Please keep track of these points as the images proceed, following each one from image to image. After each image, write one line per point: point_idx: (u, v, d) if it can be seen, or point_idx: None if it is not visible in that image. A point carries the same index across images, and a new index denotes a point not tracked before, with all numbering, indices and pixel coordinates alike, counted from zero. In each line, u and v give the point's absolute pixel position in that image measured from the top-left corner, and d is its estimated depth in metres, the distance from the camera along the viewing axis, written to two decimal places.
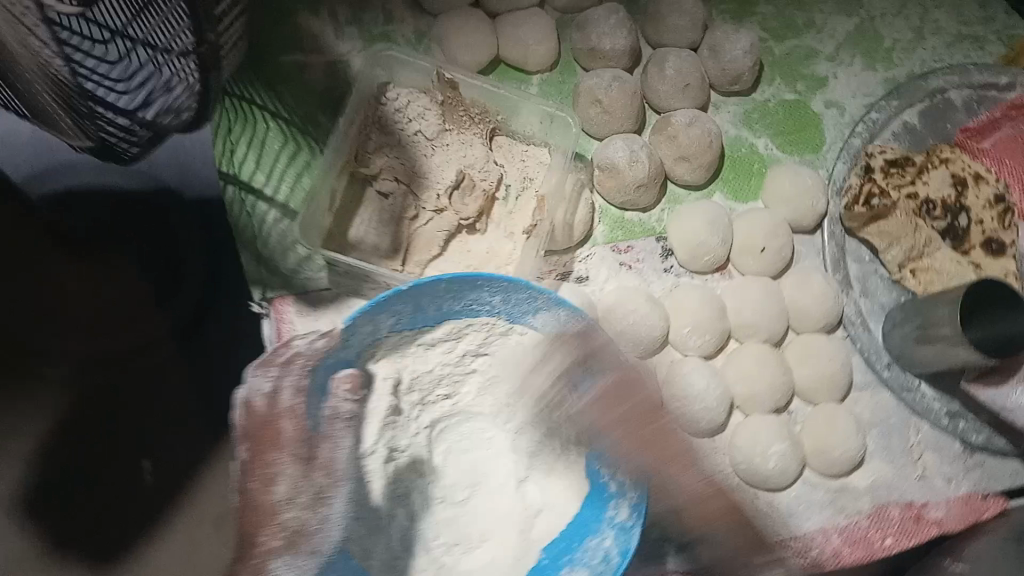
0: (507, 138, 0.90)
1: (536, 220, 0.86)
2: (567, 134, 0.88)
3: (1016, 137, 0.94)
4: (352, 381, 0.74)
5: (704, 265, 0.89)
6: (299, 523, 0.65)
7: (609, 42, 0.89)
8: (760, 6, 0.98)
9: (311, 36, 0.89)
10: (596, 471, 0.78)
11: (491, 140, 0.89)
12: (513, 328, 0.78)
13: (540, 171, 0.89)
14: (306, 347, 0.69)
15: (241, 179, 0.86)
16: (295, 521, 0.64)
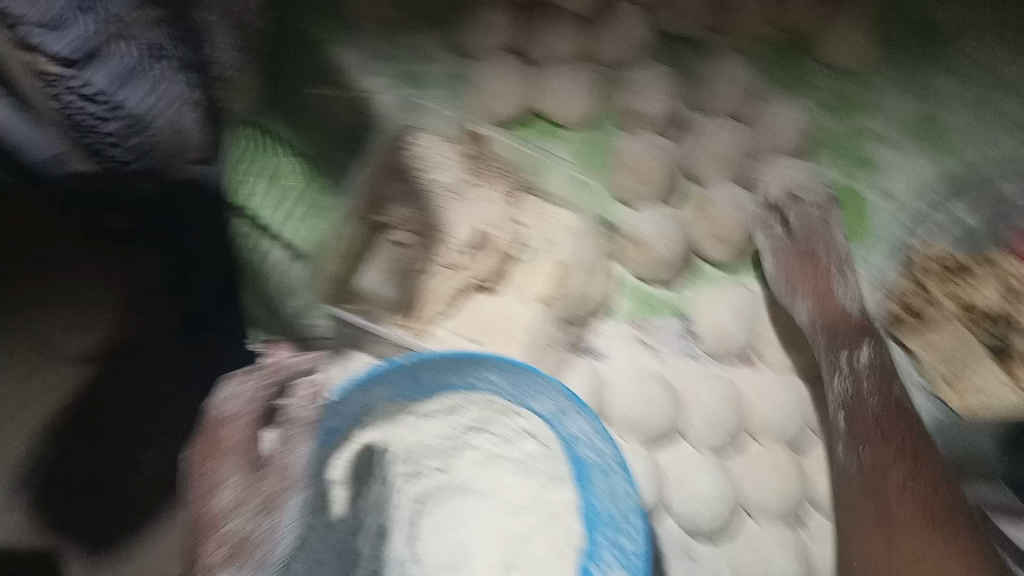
0: (536, 199, 0.84)
1: (557, 291, 0.82)
2: (602, 202, 0.86)
3: None
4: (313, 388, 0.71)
5: (727, 352, 0.85)
6: (242, 534, 0.64)
7: (650, 105, 0.84)
8: (818, 78, 0.92)
9: (334, 67, 0.84)
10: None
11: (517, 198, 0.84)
12: (514, 409, 0.74)
13: (567, 236, 0.82)
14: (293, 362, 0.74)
15: (253, 215, 0.83)
16: (238, 532, 0.64)
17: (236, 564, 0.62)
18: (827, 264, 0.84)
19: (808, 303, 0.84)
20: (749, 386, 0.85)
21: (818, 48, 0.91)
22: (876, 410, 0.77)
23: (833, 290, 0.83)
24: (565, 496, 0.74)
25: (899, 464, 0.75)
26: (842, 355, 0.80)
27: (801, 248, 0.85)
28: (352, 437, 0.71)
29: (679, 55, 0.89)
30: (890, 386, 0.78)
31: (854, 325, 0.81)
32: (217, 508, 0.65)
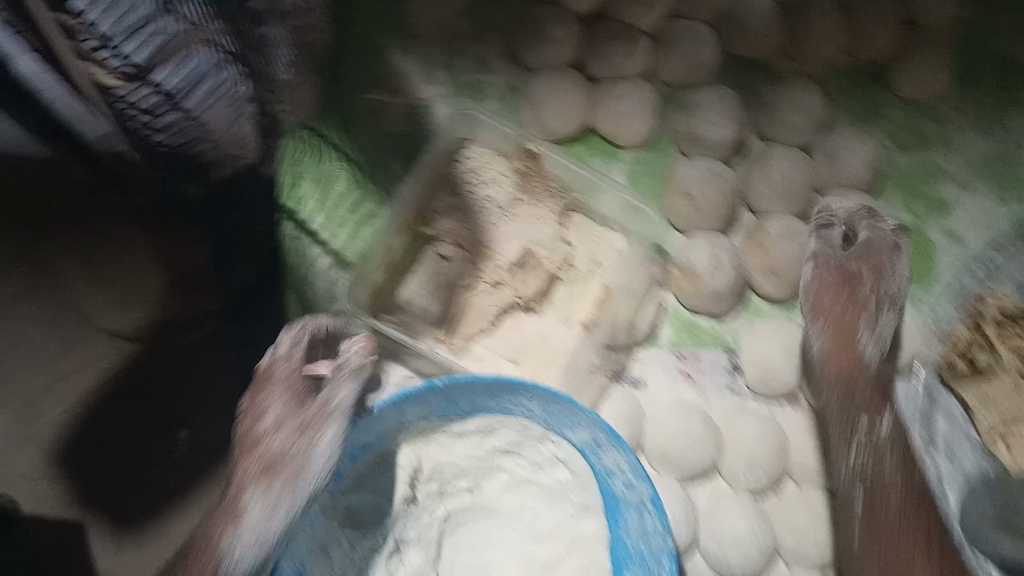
0: (583, 217, 0.83)
1: (597, 316, 0.80)
2: (649, 226, 0.82)
3: None
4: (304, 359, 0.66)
5: (772, 390, 0.81)
6: (281, 452, 0.63)
7: (713, 131, 0.82)
8: (890, 111, 0.88)
9: (396, 75, 0.85)
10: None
11: (565, 216, 0.82)
12: (548, 435, 0.71)
13: (612, 259, 0.82)
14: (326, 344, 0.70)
15: (302, 218, 0.82)
16: (279, 448, 0.63)
17: (262, 484, 0.62)
18: (863, 296, 0.77)
19: (824, 340, 0.77)
20: (792, 427, 0.81)
21: (895, 82, 0.87)
22: (898, 490, 0.72)
23: (858, 337, 0.77)
24: (591, 526, 0.72)
25: (914, 516, 0.72)
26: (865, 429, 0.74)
27: (841, 276, 0.78)
28: (386, 453, 0.70)
29: (747, 77, 0.87)
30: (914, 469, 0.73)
31: (869, 384, 0.76)
32: (257, 426, 0.63)
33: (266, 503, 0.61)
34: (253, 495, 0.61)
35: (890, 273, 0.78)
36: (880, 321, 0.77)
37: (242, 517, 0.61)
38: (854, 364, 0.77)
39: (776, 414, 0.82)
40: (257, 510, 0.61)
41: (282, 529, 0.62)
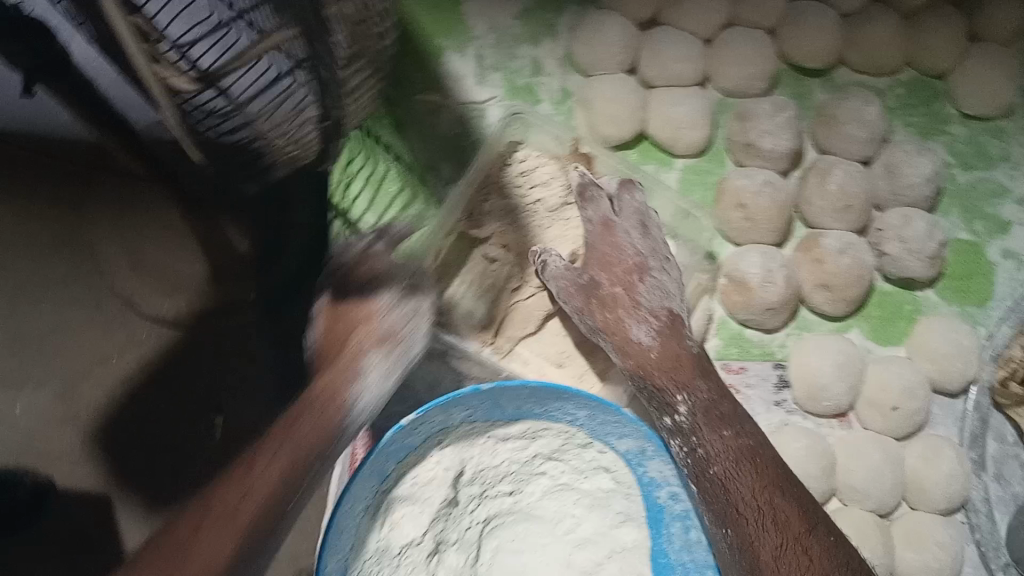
0: None
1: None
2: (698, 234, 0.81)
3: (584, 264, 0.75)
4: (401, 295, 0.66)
5: (822, 409, 0.80)
6: (389, 325, 0.63)
7: (770, 141, 0.81)
8: (952, 126, 0.86)
9: (453, 78, 0.85)
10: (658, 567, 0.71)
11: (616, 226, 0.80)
12: (593, 442, 0.71)
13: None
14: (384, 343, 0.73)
15: (349, 215, 0.82)
16: (388, 322, 0.63)
17: (385, 353, 0.62)
18: (625, 277, 0.72)
19: (614, 349, 0.71)
20: (841, 445, 0.80)
21: (957, 95, 0.85)
22: (721, 458, 0.64)
23: (631, 332, 0.70)
24: (632, 535, 0.72)
25: (734, 462, 0.63)
26: (665, 403, 0.67)
27: (592, 284, 0.73)
28: (429, 453, 0.70)
29: (804, 86, 0.86)
30: (722, 431, 0.65)
31: (664, 371, 0.68)
32: (376, 300, 0.64)
33: (378, 369, 0.62)
34: (375, 360, 0.62)
35: (621, 260, 0.73)
36: (648, 305, 0.71)
37: (360, 375, 0.61)
38: (650, 357, 0.69)
39: (824, 431, 0.82)
40: (374, 376, 0.62)
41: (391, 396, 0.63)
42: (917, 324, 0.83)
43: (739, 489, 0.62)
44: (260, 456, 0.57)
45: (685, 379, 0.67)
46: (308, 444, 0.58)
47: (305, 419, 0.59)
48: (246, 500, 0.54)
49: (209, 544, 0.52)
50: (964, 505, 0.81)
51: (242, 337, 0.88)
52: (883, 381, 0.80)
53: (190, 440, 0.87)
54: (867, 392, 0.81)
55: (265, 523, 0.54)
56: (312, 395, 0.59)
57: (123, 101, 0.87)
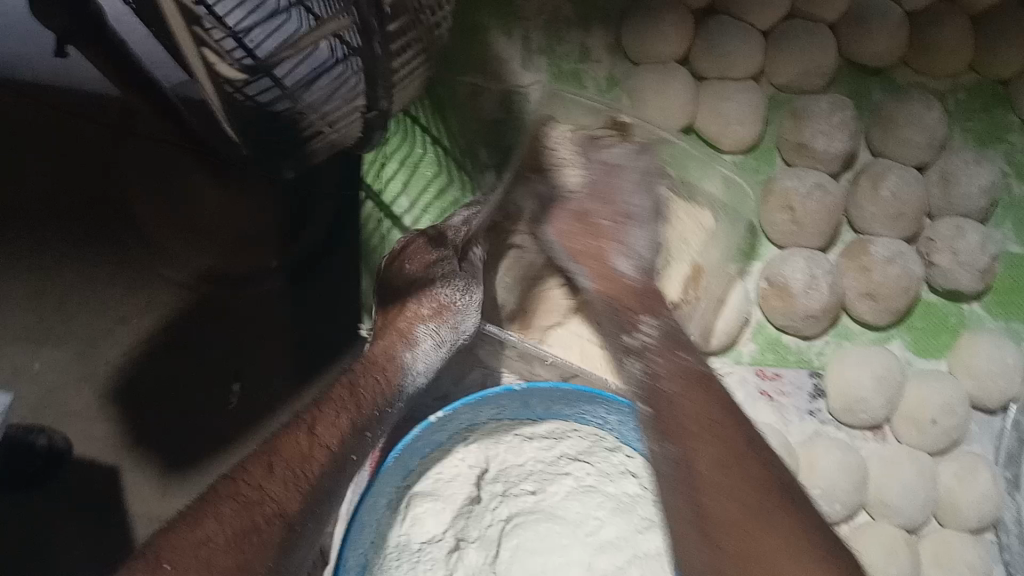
0: None
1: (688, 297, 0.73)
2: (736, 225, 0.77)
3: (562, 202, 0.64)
4: (436, 302, 0.70)
5: (857, 421, 0.78)
6: (448, 300, 0.70)
7: (823, 142, 0.78)
8: (1013, 134, 0.83)
9: (497, 58, 0.80)
10: None
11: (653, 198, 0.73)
12: (621, 446, 0.69)
13: (699, 235, 0.74)
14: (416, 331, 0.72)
15: (383, 198, 0.82)
16: (444, 296, 0.70)
17: (435, 326, 0.69)
18: (615, 210, 0.63)
19: (588, 274, 0.62)
20: (875, 459, 0.78)
21: (1020, 103, 0.81)
22: (672, 377, 0.57)
23: (614, 259, 0.61)
24: (655, 542, 0.69)
25: (693, 393, 0.56)
26: (628, 321, 0.59)
27: (576, 206, 0.64)
28: (453, 450, 0.69)
29: (861, 84, 0.83)
30: (680, 354, 0.57)
31: (640, 302, 0.60)
32: (438, 288, 0.70)
33: (432, 341, 0.69)
34: (428, 332, 0.69)
35: (618, 198, 0.63)
36: (635, 242, 0.62)
37: (414, 347, 0.68)
38: (629, 288, 0.60)
39: (859, 444, 0.80)
40: (427, 347, 0.68)
41: (436, 369, 0.70)
42: (961, 338, 0.81)
43: (695, 429, 0.55)
44: (324, 417, 0.62)
45: (652, 302, 0.60)
46: (368, 406, 0.64)
47: (367, 382, 0.65)
48: (316, 453, 0.60)
49: (279, 487, 0.57)
50: (994, 525, 0.79)
51: (263, 308, 0.85)
52: (923, 396, 0.77)
53: (207, 407, 0.85)
54: (905, 406, 0.79)
55: (330, 475, 0.60)
56: (373, 360, 0.66)
57: (152, 59, 0.78)
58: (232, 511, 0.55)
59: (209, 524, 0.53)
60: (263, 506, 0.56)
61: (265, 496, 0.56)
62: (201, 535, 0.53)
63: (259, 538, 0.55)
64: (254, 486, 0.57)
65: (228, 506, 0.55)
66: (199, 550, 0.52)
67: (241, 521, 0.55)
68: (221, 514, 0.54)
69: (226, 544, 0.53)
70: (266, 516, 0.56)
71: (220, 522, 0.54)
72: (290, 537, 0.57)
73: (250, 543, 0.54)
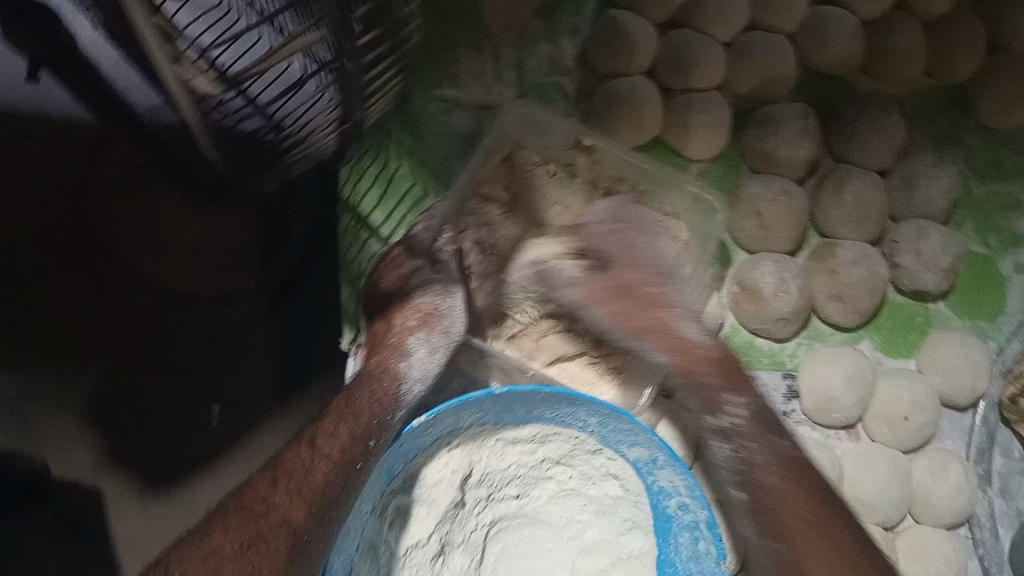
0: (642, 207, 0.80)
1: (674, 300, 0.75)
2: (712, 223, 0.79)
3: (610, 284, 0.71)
4: (420, 312, 0.72)
5: (831, 420, 0.80)
6: (431, 306, 0.72)
7: (786, 150, 0.80)
8: (971, 136, 0.86)
9: (468, 74, 0.83)
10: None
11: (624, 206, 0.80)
12: (602, 449, 0.71)
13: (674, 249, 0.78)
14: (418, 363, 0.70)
15: (360, 211, 0.84)
16: (427, 304, 0.72)
17: (425, 334, 0.71)
18: (650, 277, 0.70)
19: (658, 348, 0.68)
20: (851, 457, 0.80)
21: (975, 106, 0.85)
22: (769, 466, 0.62)
23: (678, 331, 0.68)
24: (638, 542, 0.72)
25: (785, 473, 0.61)
26: (713, 402, 0.64)
27: (619, 286, 0.70)
28: (436, 455, 0.70)
29: (822, 90, 0.86)
30: (771, 436, 0.62)
31: (716, 370, 0.65)
32: (418, 298, 0.72)
33: (425, 349, 0.70)
34: (419, 341, 0.70)
35: (648, 263, 0.71)
36: (683, 306, 0.69)
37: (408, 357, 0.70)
38: (693, 352, 0.66)
39: (833, 443, 0.82)
40: (421, 354, 0.70)
41: (435, 375, 0.70)
42: (928, 337, 0.83)
43: (799, 527, 0.60)
44: (323, 430, 0.63)
45: (731, 377, 0.65)
46: (366, 418, 0.65)
47: (364, 394, 0.66)
48: (319, 465, 0.61)
49: (284, 498, 0.59)
50: (968, 520, 0.81)
51: (240, 330, 0.83)
52: (894, 394, 0.79)
53: (189, 433, 0.82)
54: (877, 404, 0.80)
55: (336, 485, 0.61)
56: (368, 372, 0.67)
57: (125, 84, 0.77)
58: (237, 523, 0.57)
59: (217, 536, 0.56)
60: (268, 517, 0.58)
61: (270, 507, 0.58)
62: (208, 546, 0.55)
63: (269, 547, 0.57)
64: (260, 500, 0.59)
65: (233, 519, 0.57)
66: (205, 561, 0.54)
67: (248, 529, 0.57)
68: (227, 527, 0.57)
69: (234, 554, 0.55)
70: (272, 526, 0.58)
71: (227, 535, 0.56)
72: (298, 545, 0.58)
73: (256, 553, 0.56)
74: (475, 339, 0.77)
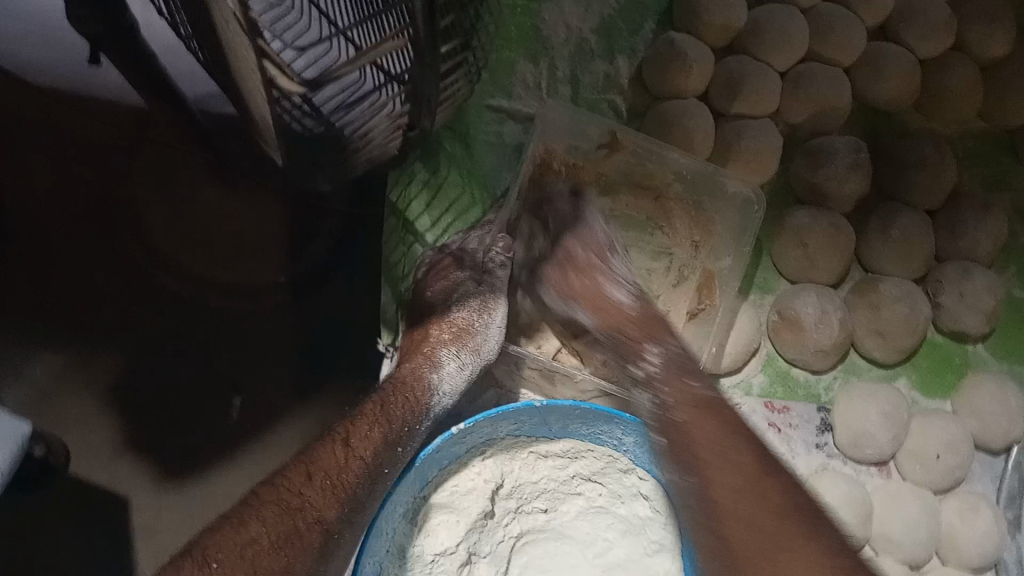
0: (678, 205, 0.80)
1: (702, 305, 0.78)
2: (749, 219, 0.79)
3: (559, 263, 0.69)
4: (455, 328, 0.72)
5: (863, 456, 0.80)
6: (465, 321, 0.72)
7: (836, 184, 0.80)
8: (1018, 181, 0.86)
9: (521, 87, 0.85)
10: None
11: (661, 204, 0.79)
12: (634, 469, 0.71)
13: (708, 241, 0.79)
14: (451, 375, 0.69)
15: (406, 215, 0.84)
16: (463, 319, 0.72)
17: (458, 348, 0.71)
18: (597, 250, 0.68)
19: (589, 314, 0.66)
20: (880, 494, 0.79)
21: None
22: (684, 406, 0.57)
23: (610, 296, 0.65)
24: (665, 566, 0.70)
25: (704, 415, 0.56)
26: (634, 353, 0.62)
27: (568, 265, 0.68)
28: (470, 463, 0.71)
29: (873, 125, 0.86)
30: (690, 381, 0.58)
31: (638, 328, 0.62)
32: (456, 313, 0.72)
33: (456, 364, 0.70)
34: (451, 355, 0.70)
35: (594, 236, 0.70)
36: (620, 272, 0.67)
37: (438, 368, 0.69)
38: (625, 315, 0.64)
39: (863, 479, 0.81)
40: (451, 369, 0.70)
41: (460, 390, 0.71)
42: (965, 378, 0.83)
43: (713, 458, 0.54)
44: (357, 430, 0.62)
45: (649, 328, 0.62)
46: (399, 423, 0.64)
47: (396, 401, 0.65)
48: (352, 463, 0.61)
49: (318, 495, 0.58)
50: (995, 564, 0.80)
51: (265, 318, 0.87)
52: (928, 432, 0.79)
53: (205, 416, 0.87)
54: (910, 442, 0.80)
55: (365, 485, 0.61)
56: (401, 381, 0.66)
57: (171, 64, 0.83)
58: (273, 515, 0.55)
59: (255, 526, 0.54)
60: (304, 511, 0.57)
61: (305, 502, 0.57)
62: (245, 536, 0.54)
63: (304, 542, 0.56)
64: (294, 493, 0.57)
65: (269, 511, 0.56)
66: (244, 550, 0.53)
67: (286, 523, 0.55)
68: (262, 518, 0.55)
69: (270, 546, 0.54)
70: (307, 521, 0.57)
71: (264, 526, 0.54)
72: (329, 543, 0.58)
73: (292, 546, 0.55)
74: (513, 347, 0.77)
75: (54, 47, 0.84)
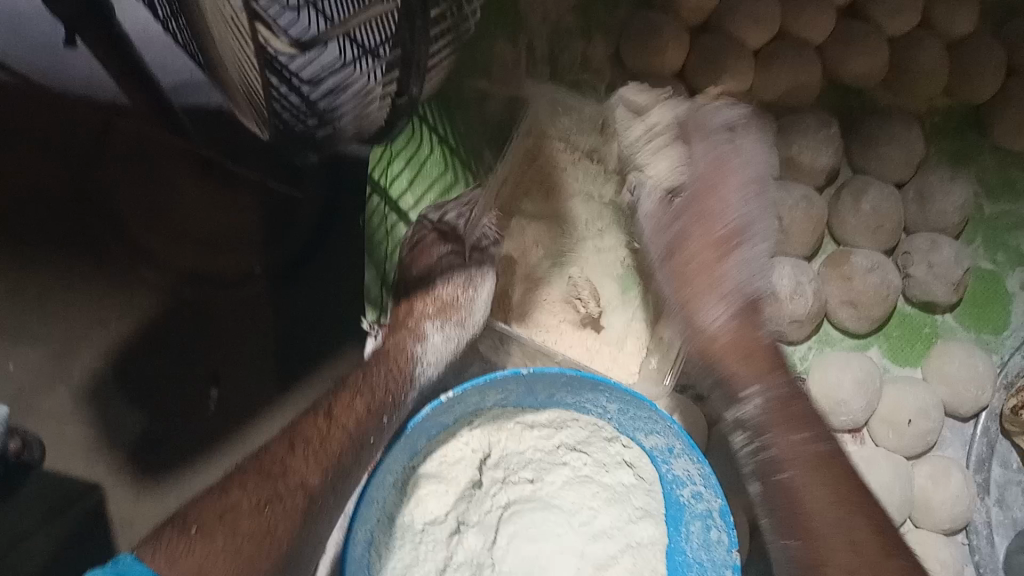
0: None
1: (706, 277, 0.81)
2: None
3: (675, 239, 0.73)
4: (439, 303, 0.74)
5: (838, 423, 0.82)
6: (451, 296, 0.74)
7: (809, 156, 0.83)
8: (982, 157, 0.89)
9: (501, 65, 0.87)
10: (678, 551, 0.71)
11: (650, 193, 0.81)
12: (619, 436, 0.72)
13: None
14: (433, 346, 0.73)
15: (389, 193, 0.88)
16: (448, 294, 0.74)
17: (441, 322, 0.73)
18: (716, 241, 0.71)
19: (707, 316, 0.71)
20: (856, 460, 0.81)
21: (990, 127, 0.87)
22: (791, 462, 0.64)
23: (715, 305, 0.71)
24: (648, 531, 0.72)
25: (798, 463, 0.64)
26: (734, 395, 0.68)
27: (680, 244, 0.72)
28: (457, 434, 0.72)
29: (843, 104, 0.89)
30: (798, 436, 0.65)
31: (750, 365, 0.68)
32: (439, 285, 0.74)
33: (440, 337, 0.73)
34: (435, 328, 0.73)
35: (718, 215, 0.72)
36: (732, 284, 0.71)
37: (423, 341, 0.73)
38: (727, 339, 0.70)
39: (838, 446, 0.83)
40: (435, 341, 0.73)
41: (445, 360, 0.74)
42: (935, 347, 0.85)
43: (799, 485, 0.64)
44: (339, 402, 0.69)
45: (761, 373, 0.68)
46: (382, 391, 0.70)
47: (379, 371, 0.71)
48: (334, 434, 0.67)
49: (301, 462, 0.65)
50: (965, 526, 0.83)
51: (246, 308, 0.90)
52: (901, 400, 0.81)
53: (183, 406, 0.90)
54: (883, 410, 0.82)
55: (350, 453, 0.68)
56: (384, 351, 0.71)
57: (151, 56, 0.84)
58: (256, 483, 0.64)
59: (236, 492, 0.63)
60: (286, 477, 0.64)
61: (288, 469, 0.65)
62: (227, 501, 0.63)
63: (287, 504, 0.64)
64: (278, 462, 0.65)
65: (250, 481, 0.64)
66: (224, 514, 0.62)
67: (263, 489, 0.63)
68: (246, 485, 0.64)
69: (250, 509, 0.62)
70: (290, 486, 0.64)
71: (246, 494, 0.63)
72: (311, 507, 0.65)
73: (275, 509, 0.63)
74: (498, 322, 0.79)
75: (17, 31, 0.85)
